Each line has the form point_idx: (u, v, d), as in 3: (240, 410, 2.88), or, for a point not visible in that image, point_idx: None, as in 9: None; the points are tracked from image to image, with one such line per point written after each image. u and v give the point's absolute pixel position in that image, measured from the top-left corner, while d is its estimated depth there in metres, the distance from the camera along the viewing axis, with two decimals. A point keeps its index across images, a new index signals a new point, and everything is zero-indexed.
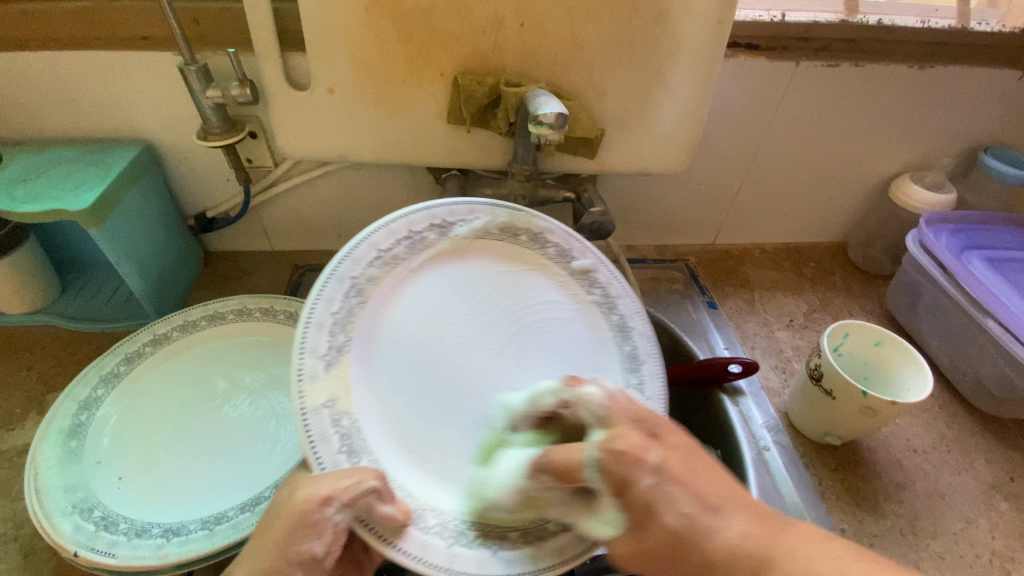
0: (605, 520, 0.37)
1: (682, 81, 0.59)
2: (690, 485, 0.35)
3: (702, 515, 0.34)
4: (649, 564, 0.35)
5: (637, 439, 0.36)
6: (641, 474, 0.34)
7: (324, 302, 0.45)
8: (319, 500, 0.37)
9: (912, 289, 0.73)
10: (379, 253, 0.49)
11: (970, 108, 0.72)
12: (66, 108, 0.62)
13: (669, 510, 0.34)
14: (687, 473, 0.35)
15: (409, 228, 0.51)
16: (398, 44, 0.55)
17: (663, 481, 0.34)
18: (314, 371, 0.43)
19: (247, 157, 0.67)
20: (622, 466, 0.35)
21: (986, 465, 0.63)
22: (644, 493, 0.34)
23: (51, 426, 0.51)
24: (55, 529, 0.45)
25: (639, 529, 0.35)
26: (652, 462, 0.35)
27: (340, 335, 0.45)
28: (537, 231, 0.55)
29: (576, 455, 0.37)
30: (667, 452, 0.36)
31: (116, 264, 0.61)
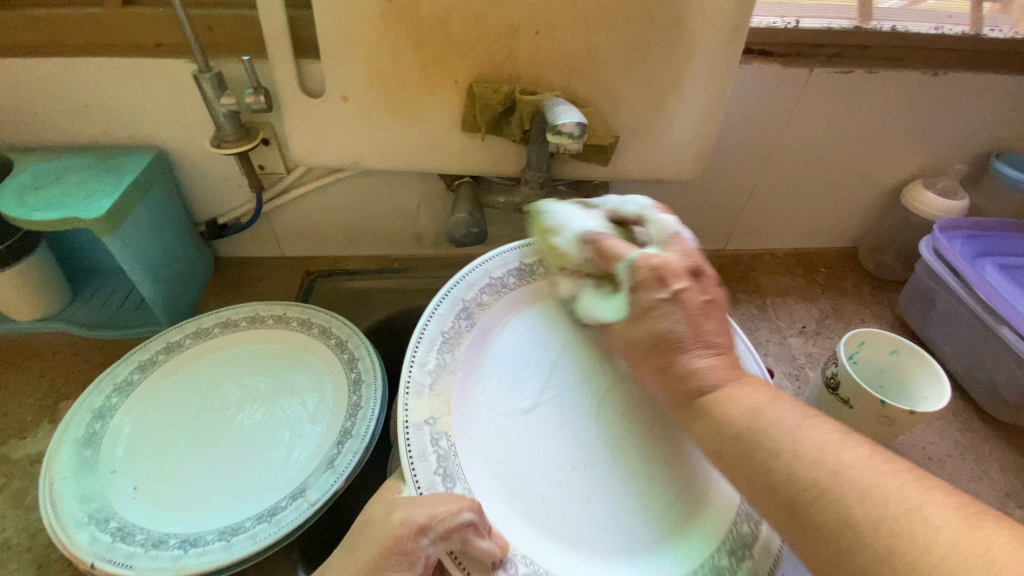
0: (610, 304, 0.49)
1: (697, 88, 0.59)
2: (687, 322, 0.45)
3: (691, 344, 0.45)
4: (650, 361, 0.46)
5: (674, 267, 0.47)
6: (657, 290, 0.46)
7: (435, 322, 0.50)
8: (415, 527, 0.38)
9: (925, 296, 0.73)
10: (490, 280, 0.55)
11: (983, 114, 0.72)
12: (79, 115, 0.62)
13: (666, 319, 0.45)
14: (702, 307, 0.46)
15: (489, 275, 0.55)
16: (413, 52, 0.54)
17: (675, 301, 0.46)
18: (420, 386, 0.46)
19: (259, 164, 0.67)
20: (654, 277, 0.46)
21: (1001, 473, 0.63)
22: (653, 301, 0.46)
23: (65, 436, 0.51)
24: (72, 541, 0.45)
25: (639, 317, 0.46)
26: (672, 287, 0.46)
27: (446, 354, 0.49)
28: None
29: (623, 252, 0.48)
30: (692, 288, 0.47)
31: (128, 271, 0.61)
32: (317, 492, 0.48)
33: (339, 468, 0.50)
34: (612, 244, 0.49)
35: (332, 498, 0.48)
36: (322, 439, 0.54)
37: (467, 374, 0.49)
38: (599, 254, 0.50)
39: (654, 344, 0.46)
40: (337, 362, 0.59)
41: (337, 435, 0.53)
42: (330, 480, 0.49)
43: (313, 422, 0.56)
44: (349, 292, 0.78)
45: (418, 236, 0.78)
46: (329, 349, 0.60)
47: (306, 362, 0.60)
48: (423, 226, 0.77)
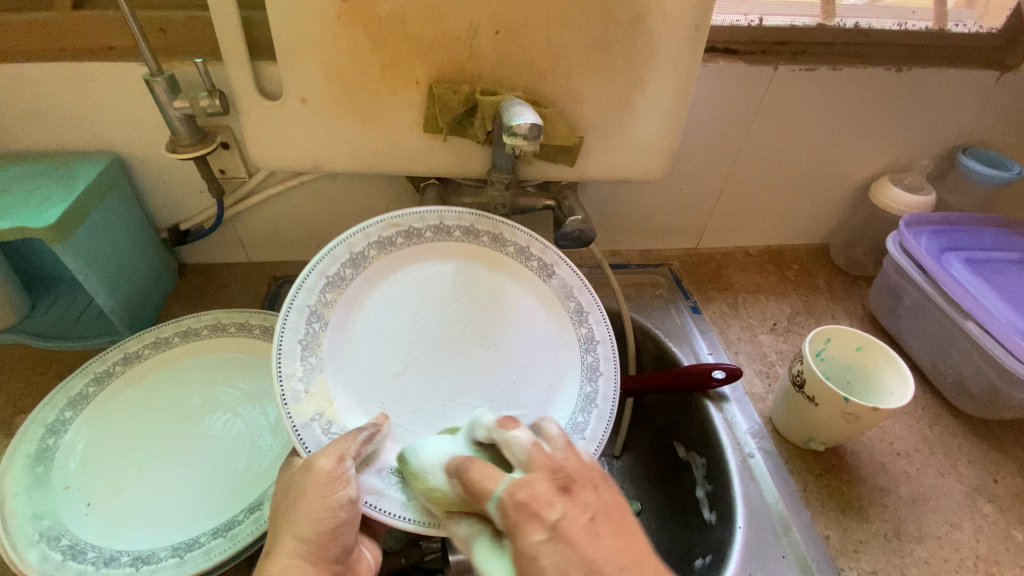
0: (499, 558, 0.38)
1: (661, 87, 0.58)
2: (574, 551, 0.35)
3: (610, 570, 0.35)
4: None
5: (544, 491, 0.38)
6: (534, 528, 0.36)
7: (289, 332, 0.49)
8: (336, 458, 0.43)
9: (894, 291, 0.73)
10: (327, 279, 0.52)
11: (947, 110, 0.72)
12: (29, 123, 0.60)
13: (592, 550, 0.35)
14: (587, 533, 0.36)
15: (350, 250, 0.54)
16: (370, 53, 0.53)
17: (557, 540, 0.35)
18: (296, 394, 0.48)
19: (220, 169, 0.66)
20: (524, 514, 0.36)
21: (969, 467, 0.63)
22: (528, 547, 0.35)
23: (16, 451, 0.49)
24: (20, 560, 0.43)
25: (521, 574, 0.36)
26: (548, 518, 0.36)
27: (311, 357, 0.50)
28: (500, 232, 0.60)
29: (489, 483, 0.38)
30: (571, 511, 0.37)
31: (84, 281, 0.59)
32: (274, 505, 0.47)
33: None
34: (479, 473, 0.39)
35: None
36: (283, 449, 0.54)
37: (338, 349, 0.52)
38: (466, 488, 0.39)
39: None
40: None
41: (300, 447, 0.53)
42: None
43: (275, 433, 0.55)
44: None
45: None
46: None
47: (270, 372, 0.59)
48: None
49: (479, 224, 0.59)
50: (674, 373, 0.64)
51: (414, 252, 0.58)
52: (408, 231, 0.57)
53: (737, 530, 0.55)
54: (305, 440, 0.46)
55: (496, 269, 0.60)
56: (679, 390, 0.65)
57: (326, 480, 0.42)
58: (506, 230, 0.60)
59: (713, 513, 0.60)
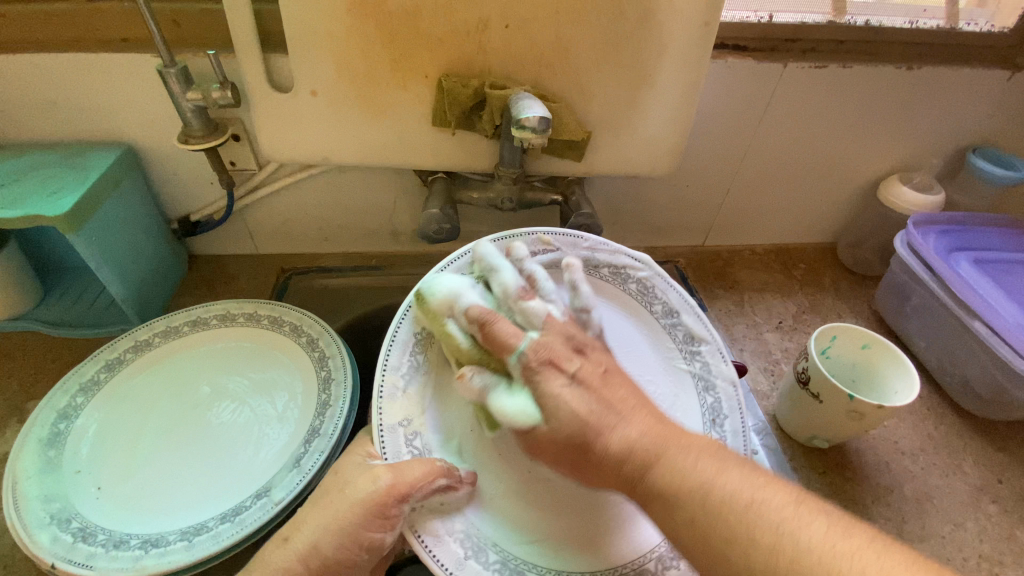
0: (516, 398, 0.43)
1: (669, 83, 0.59)
2: (595, 398, 0.43)
3: (612, 420, 0.42)
4: (562, 457, 0.43)
5: (561, 350, 0.45)
6: (558, 376, 0.43)
7: (409, 321, 0.50)
8: (397, 496, 0.41)
9: (901, 290, 0.73)
10: (464, 275, 0.53)
11: (958, 109, 0.72)
12: (44, 113, 0.61)
13: (581, 405, 0.42)
14: (602, 382, 0.44)
15: (493, 252, 0.54)
16: (381, 46, 0.54)
17: (576, 386, 0.43)
18: (394, 389, 0.48)
19: (230, 160, 0.67)
20: (547, 367, 0.44)
21: (974, 468, 0.63)
22: (552, 392, 0.43)
23: (29, 435, 0.50)
24: (32, 541, 0.44)
25: (553, 418, 0.42)
26: (568, 370, 0.44)
27: (418, 356, 0.50)
28: (620, 265, 0.57)
29: (511, 340, 0.44)
30: (588, 364, 0.45)
31: (96, 270, 0.60)
32: (282, 492, 0.48)
33: (305, 468, 0.49)
34: (502, 328, 0.44)
35: (297, 497, 0.48)
36: (290, 437, 0.54)
37: (451, 357, 0.52)
38: (489, 339, 0.45)
39: (579, 441, 0.42)
40: (308, 360, 0.59)
41: (306, 434, 0.53)
42: (296, 479, 0.48)
43: (282, 420, 0.56)
44: (325, 289, 0.77)
45: (394, 232, 0.78)
46: (300, 347, 0.60)
47: (277, 361, 0.60)
48: (400, 223, 0.76)
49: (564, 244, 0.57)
50: None
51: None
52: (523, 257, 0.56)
53: None
54: (388, 445, 0.45)
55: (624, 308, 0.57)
56: None
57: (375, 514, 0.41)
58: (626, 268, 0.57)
59: None
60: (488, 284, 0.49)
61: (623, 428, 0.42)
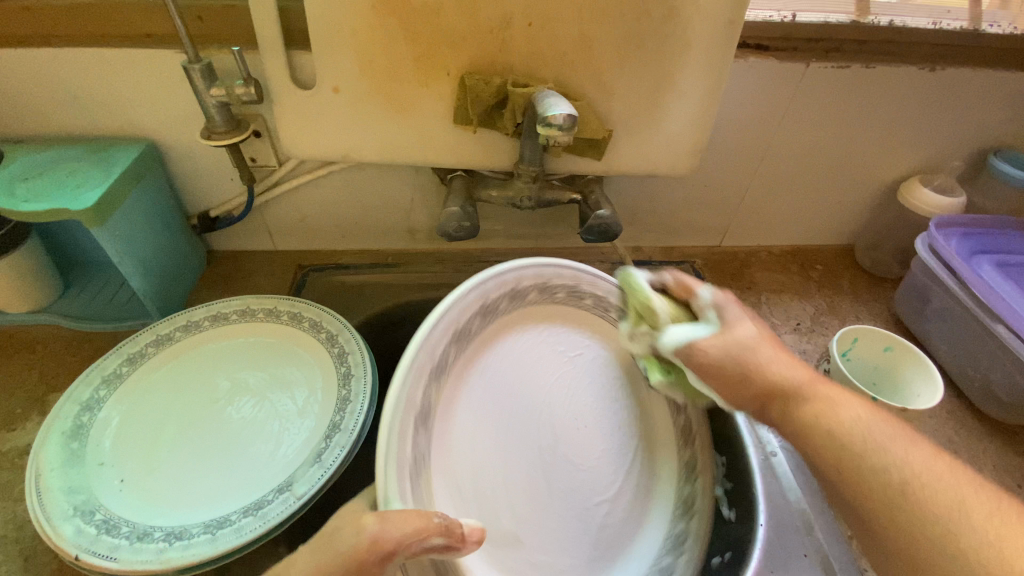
0: (702, 325, 0.46)
1: (692, 82, 0.58)
2: (773, 350, 0.44)
3: (757, 344, 0.44)
4: (713, 377, 0.44)
5: (731, 300, 0.48)
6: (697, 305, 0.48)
7: (398, 442, 0.39)
8: (383, 551, 0.34)
9: (921, 293, 0.72)
10: (434, 361, 0.45)
11: (980, 111, 0.71)
12: (68, 108, 0.61)
13: (766, 350, 0.43)
14: (738, 321, 0.45)
15: (458, 322, 0.48)
16: (404, 43, 0.54)
17: (752, 322, 0.46)
18: (409, 496, 0.39)
19: (251, 157, 0.67)
20: (734, 315, 0.46)
21: (994, 472, 0.62)
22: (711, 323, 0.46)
23: (52, 428, 0.51)
24: (56, 533, 0.44)
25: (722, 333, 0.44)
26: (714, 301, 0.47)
27: (422, 437, 0.43)
28: (602, 294, 0.60)
29: (693, 283, 0.49)
30: (749, 318, 0.46)
31: (119, 264, 0.60)
32: (303, 487, 0.48)
33: (327, 463, 0.49)
34: (685, 277, 0.50)
35: (319, 492, 0.48)
36: (310, 432, 0.54)
37: (444, 448, 0.46)
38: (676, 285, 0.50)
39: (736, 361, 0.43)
40: (327, 356, 0.59)
41: (326, 429, 0.53)
42: (318, 475, 0.48)
43: (301, 415, 0.56)
44: (341, 286, 0.76)
45: (410, 230, 0.78)
46: (320, 343, 0.60)
47: (296, 357, 0.60)
48: (417, 221, 0.76)
49: (551, 282, 0.56)
50: None
51: (514, 321, 0.55)
52: (513, 293, 0.54)
53: (760, 526, 0.55)
54: (401, 491, 0.39)
55: (601, 337, 0.60)
56: None
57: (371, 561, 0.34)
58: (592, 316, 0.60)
59: (732, 510, 0.57)
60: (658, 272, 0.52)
61: (791, 400, 0.41)
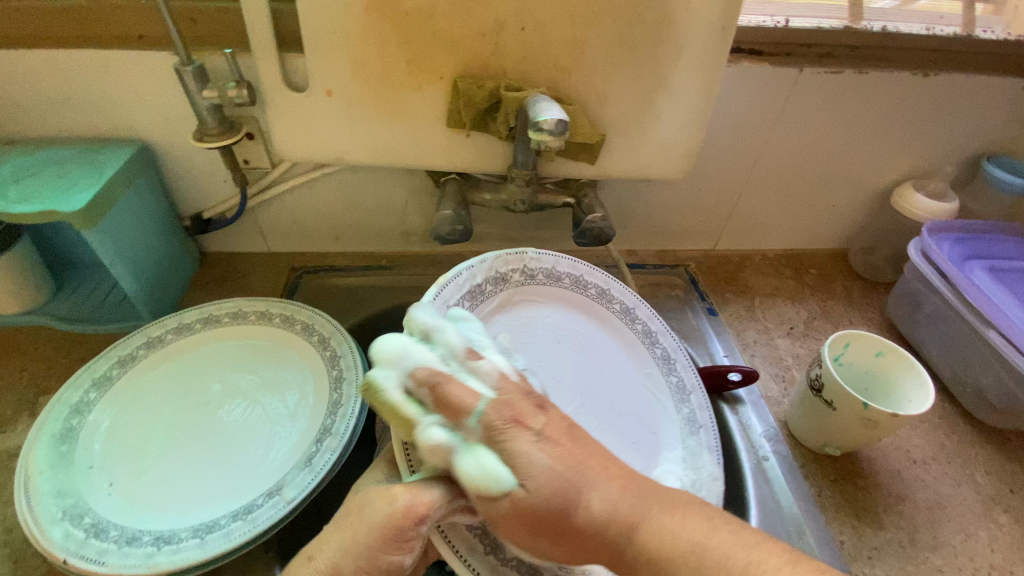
0: (483, 465, 0.35)
1: (685, 87, 0.58)
2: (563, 458, 0.37)
3: (586, 481, 0.37)
4: (540, 531, 0.36)
5: (525, 405, 0.39)
6: (522, 433, 0.37)
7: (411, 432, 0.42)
8: (417, 516, 0.37)
9: (914, 297, 0.73)
10: None
11: (973, 116, 0.71)
12: (60, 108, 0.61)
13: (543, 459, 0.36)
14: (569, 434, 0.39)
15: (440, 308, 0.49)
16: (397, 46, 0.54)
17: (545, 444, 0.37)
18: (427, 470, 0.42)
19: (244, 159, 0.67)
20: (510, 423, 0.37)
21: (986, 477, 0.62)
22: (519, 450, 0.36)
23: (41, 431, 0.50)
24: (44, 537, 0.44)
25: (528, 481, 0.36)
26: (534, 427, 0.38)
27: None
28: (579, 275, 0.61)
29: (467, 400, 0.37)
30: (551, 419, 0.39)
31: (110, 266, 0.60)
32: (294, 491, 0.48)
33: (317, 466, 0.49)
34: (454, 389, 0.38)
35: (309, 496, 0.48)
36: (301, 436, 0.54)
37: None
38: (439, 399, 0.38)
39: (555, 512, 0.36)
40: (319, 359, 0.59)
41: (317, 433, 0.53)
42: (308, 479, 0.48)
43: (293, 418, 0.56)
44: (335, 289, 0.76)
45: (405, 233, 0.78)
46: (312, 346, 0.60)
47: (288, 359, 0.60)
48: (411, 223, 0.76)
49: (529, 265, 0.59)
50: None
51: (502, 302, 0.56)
52: (495, 277, 0.56)
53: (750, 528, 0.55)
54: (416, 459, 0.42)
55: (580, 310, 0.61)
56: None
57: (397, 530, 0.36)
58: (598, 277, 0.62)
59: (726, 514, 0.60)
60: (427, 339, 0.42)
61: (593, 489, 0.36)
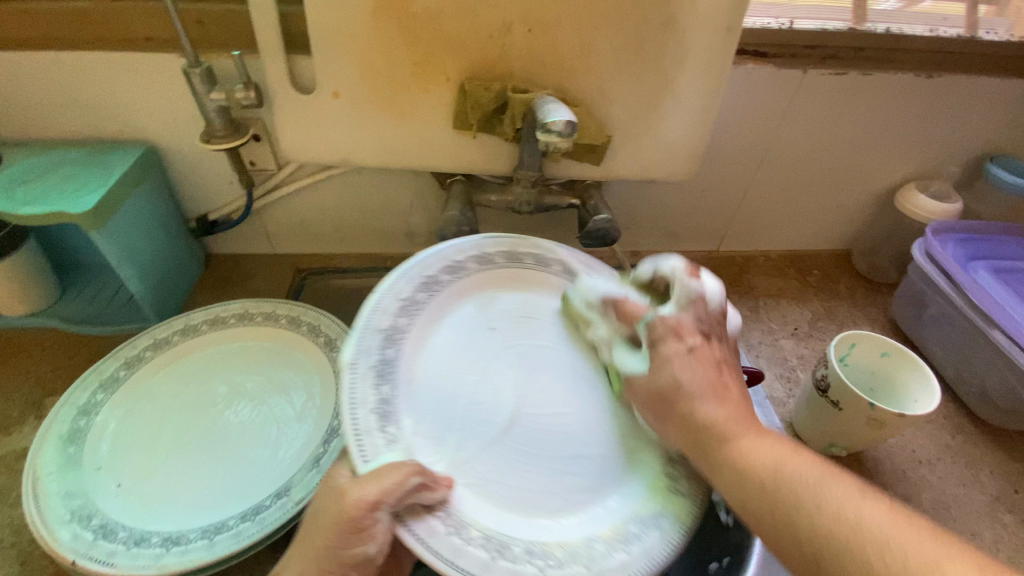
0: (636, 357, 0.46)
1: (690, 88, 0.59)
2: (698, 372, 0.42)
3: (700, 394, 0.41)
4: (654, 406, 0.44)
5: (688, 324, 0.44)
6: (673, 342, 0.43)
7: (359, 405, 0.42)
8: (367, 504, 0.37)
9: (918, 298, 0.73)
10: (382, 334, 0.47)
11: (977, 117, 0.72)
12: (67, 110, 0.61)
13: (683, 369, 0.42)
14: (685, 359, 0.43)
15: (410, 286, 0.50)
16: (403, 48, 0.54)
17: (691, 356, 0.43)
18: (377, 449, 0.41)
19: (250, 160, 0.67)
20: (667, 332, 0.44)
21: (991, 477, 0.62)
22: (666, 355, 0.43)
23: (50, 432, 0.51)
24: (54, 538, 0.44)
25: (654, 370, 0.43)
26: (687, 341, 0.43)
27: (385, 386, 0.45)
28: (538, 250, 0.59)
29: (638, 312, 0.48)
30: (705, 346, 0.44)
31: (117, 267, 0.60)
32: (301, 491, 0.48)
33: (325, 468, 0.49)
34: (630, 302, 0.49)
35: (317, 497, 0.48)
36: (308, 437, 0.54)
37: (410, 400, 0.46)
38: (619, 313, 0.50)
39: (660, 397, 0.43)
40: (326, 361, 0.59)
41: (324, 434, 0.53)
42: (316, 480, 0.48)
43: (299, 419, 0.56)
44: (340, 290, 0.76)
45: (409, 234, 0.78)
46: (318, 347, 0.60)
47: (295, 361, 0.60)
48: (416, 224, 0.76)
49: (519, 248, 0.58)
50: None
51: (479, 280, 0.56)
52: (451, 267, 0.54)
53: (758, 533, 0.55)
54: (367, 448, 0.41)
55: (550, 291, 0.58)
56: None
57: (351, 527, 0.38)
58: (544, 249, 0.59)
59: None
60: (642, 287, 0.52)
61: (701, 401, 0.41)
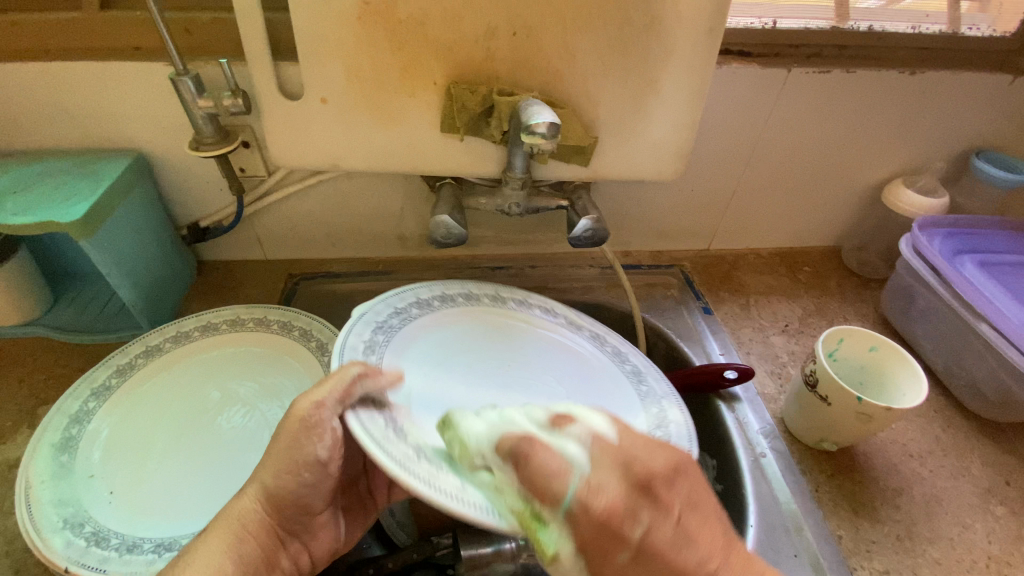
0: (548, 534, 0.34)
1: (675, 90, 0.59)
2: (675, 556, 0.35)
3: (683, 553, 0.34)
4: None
5: (620, 494, 0.34)
6: (631, 525, 0.34)
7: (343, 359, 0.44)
8: (316, 402, 0.42)
9: (907, 293, 0.73)
10: (365, 340, 0.48)
11: (963, 113, 0.72)
12: (57, 120, 0.61)
13: (658, 531, 0.34)
14: (676, 538, 0.34)
15: (395, 304, 0.54)
16: (390, 54, 0.55)
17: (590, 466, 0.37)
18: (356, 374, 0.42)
19: (240, 167, 0.67)
20: (606, 535, 0.34)
21: (982, 470, 0.63)
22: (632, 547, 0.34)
23: (42, 440, 0.51)
24: (46, 545, 0.44)
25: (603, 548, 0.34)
26: (634, 537, 0.34)
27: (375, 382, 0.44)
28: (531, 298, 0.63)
29: (556, 475, 0.34)
30: (659, 520, 0.34)
31: (107, 275, 0.60)
32: None
33: None
34: (545, 457, 0.35)
35: None
36: None
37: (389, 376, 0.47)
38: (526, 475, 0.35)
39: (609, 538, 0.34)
40: (317, 364, 0.59)
41: None
42: None
43: None
44: (332, 294, 0.76)
45: (400, 238, 0.78)
46: (310, 352, 0.60)
47: (286, 365, 0.61)
48: (406, 228, 0.77)
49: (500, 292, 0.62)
50: (687, 372, 0.65)
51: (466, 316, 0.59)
52: (420, 303, 0.56)
53: (749, 528, 0.55)
54: (341, 385, 0.41)
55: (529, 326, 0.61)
56: (692, 389, 0.66)
57: (302, 425, 0.42)
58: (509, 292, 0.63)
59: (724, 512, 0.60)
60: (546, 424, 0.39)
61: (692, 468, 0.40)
